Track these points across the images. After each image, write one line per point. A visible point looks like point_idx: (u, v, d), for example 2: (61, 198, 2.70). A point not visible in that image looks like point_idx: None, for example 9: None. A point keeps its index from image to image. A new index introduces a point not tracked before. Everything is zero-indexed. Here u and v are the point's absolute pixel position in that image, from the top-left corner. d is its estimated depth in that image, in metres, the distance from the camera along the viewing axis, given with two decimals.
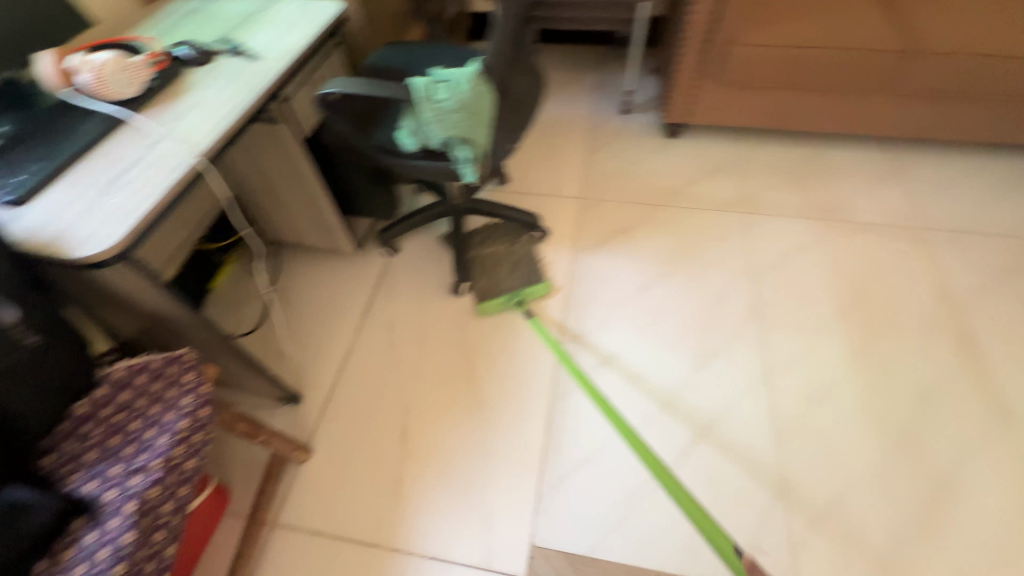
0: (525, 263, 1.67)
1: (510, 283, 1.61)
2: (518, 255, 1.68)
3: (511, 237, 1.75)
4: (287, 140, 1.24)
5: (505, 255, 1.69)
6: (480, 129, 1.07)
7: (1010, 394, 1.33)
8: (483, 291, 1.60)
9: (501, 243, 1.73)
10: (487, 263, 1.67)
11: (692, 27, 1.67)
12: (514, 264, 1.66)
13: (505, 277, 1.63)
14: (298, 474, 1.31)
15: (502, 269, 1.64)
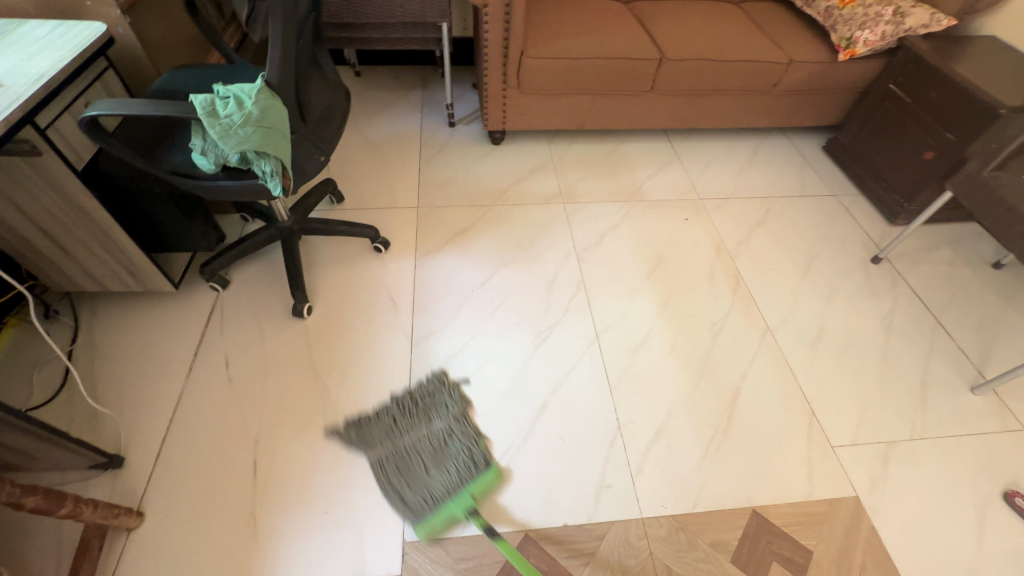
0: (463, 450, 1.33)
1: (447, 484, 1.26)
2: (454, 443, 1.34)
3: (438, 416, 1.39)
4: (55, 172, 1.11)
5: (437, 447, 1.32)
6: (277, 143, 1.07)
7: (769, 316, 1.71)
8: (419, 502, 1.23)
9: (424, 426, 1.37)
10: (412, 459, 1.30)
11: (489, 44, 1.86)
12: (448, 458, 1.31)
13: (445, 478, 1.28)
14: (127, 543, 1.16)
15: (434, 466, 1.29)
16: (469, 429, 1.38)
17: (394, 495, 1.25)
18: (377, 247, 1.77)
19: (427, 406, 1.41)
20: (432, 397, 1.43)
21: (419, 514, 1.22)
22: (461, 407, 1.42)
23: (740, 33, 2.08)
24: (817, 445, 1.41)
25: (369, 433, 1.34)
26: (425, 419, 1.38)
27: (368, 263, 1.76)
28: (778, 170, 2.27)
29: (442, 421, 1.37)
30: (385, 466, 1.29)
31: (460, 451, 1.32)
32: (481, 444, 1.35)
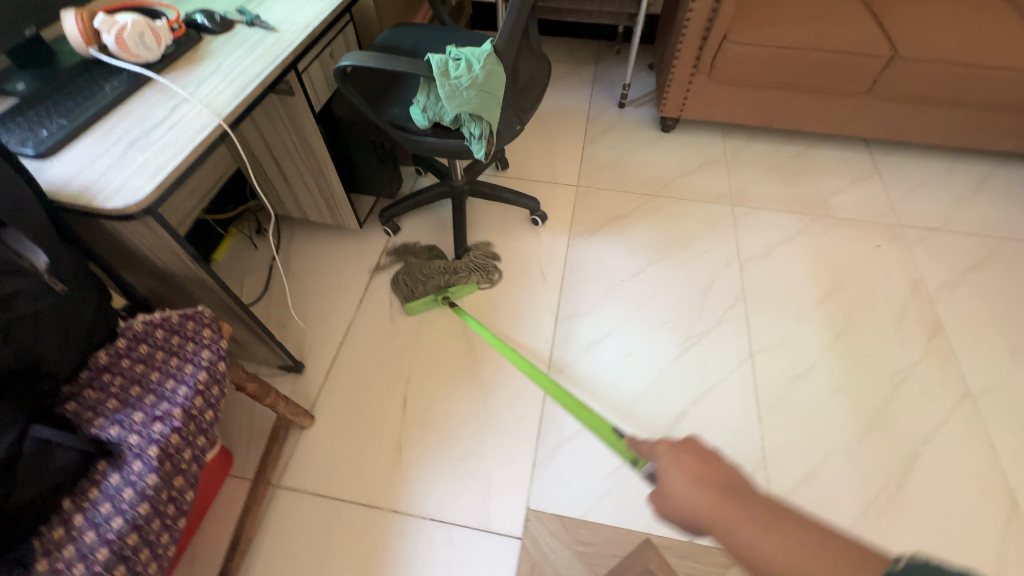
0: (459, 267, 1.65)
1: (436, 279, 1.62)
2: (455, 261, 1.66)
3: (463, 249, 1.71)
4: (300, 112, 1.27)
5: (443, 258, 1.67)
6: (491, 107, 1.11)
7: (971, 378, 1.44)
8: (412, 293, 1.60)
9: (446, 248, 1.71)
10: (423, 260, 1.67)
11: (690, 25, 1.75)
12: (444, 268, 1.64)
13: (434, 276, 1.63)
14: (300, 439, 1.34)
15: (433, 270, 1.64)
16: (474, 260, 1.67)
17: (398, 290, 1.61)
18: (534, 219, 1.80)
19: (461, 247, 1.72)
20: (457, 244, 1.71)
21: (408, 290, 1.60)
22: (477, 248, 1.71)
23: (1005, 34, 1.70)
24: (1013, 546, 1.18)
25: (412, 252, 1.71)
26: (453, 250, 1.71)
27: (523, 234, 1.80)
28: (1012, 206, 1.87)
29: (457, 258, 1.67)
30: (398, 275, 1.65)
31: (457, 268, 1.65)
32: (476, 269, 1.65)
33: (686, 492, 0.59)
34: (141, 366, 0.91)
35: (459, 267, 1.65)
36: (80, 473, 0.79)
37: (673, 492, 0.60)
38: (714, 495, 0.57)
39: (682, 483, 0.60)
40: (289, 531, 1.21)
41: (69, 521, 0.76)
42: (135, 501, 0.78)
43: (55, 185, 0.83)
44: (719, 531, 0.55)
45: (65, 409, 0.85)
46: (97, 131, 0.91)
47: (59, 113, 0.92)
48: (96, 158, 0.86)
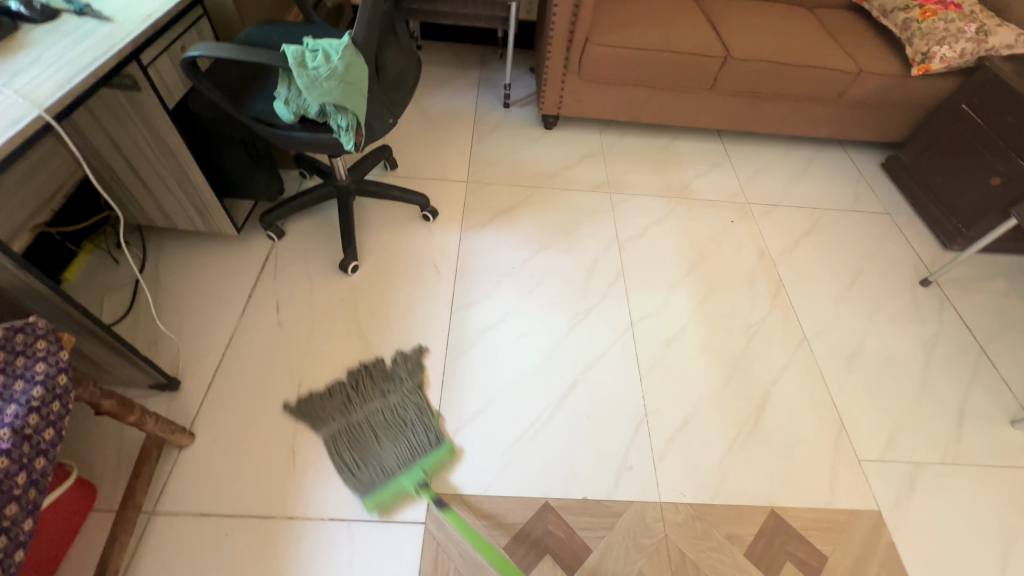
0: (415, 425, 1.34)
1: (399, 458, 1.28)
2: (402, 416, 1.35)
3: (386, 383, 1.42)
4: (150, 109, 1.19)
5: (388, 420, 1.34)
6: (356, 99, 1.13)
7: (807, 326, 1.70)
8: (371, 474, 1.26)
9: (382, 397, 1.38)
10: (363, 434, 1.31)
11: (556, 29, 1.89)
12: (399, 430, 1.33)
13: (394, 450, 1.30)
14: (178, 459, 1.24)
15: (385, 439, 1.31)
16: (423, 406, 1.38)
17: (344, 469, 1.26)
18: (426, 215, 1.82)
19: (376, 372, 1.43)
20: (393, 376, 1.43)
21: (369, 485, 1.24)
22: (415, 381, 1.43)
23: (810, 39, 2.04)
24: (842, 459, 1.41)
25: (318, 407, 1.35)
26: (369, 382, 1.41)
27: (416, 230, 1.81)
28: (832, 183, 2.23)
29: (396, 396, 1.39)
30: (338, 442, 1.30)
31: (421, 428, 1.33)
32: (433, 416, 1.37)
33: None
34: None
35: (413, 419, 1.35)
36: None
37: None
38: None
39: None
40: (167, 557, 1.12)
41: None
42: None
43: None
44: None
45: None
46: None
47: None
48: None
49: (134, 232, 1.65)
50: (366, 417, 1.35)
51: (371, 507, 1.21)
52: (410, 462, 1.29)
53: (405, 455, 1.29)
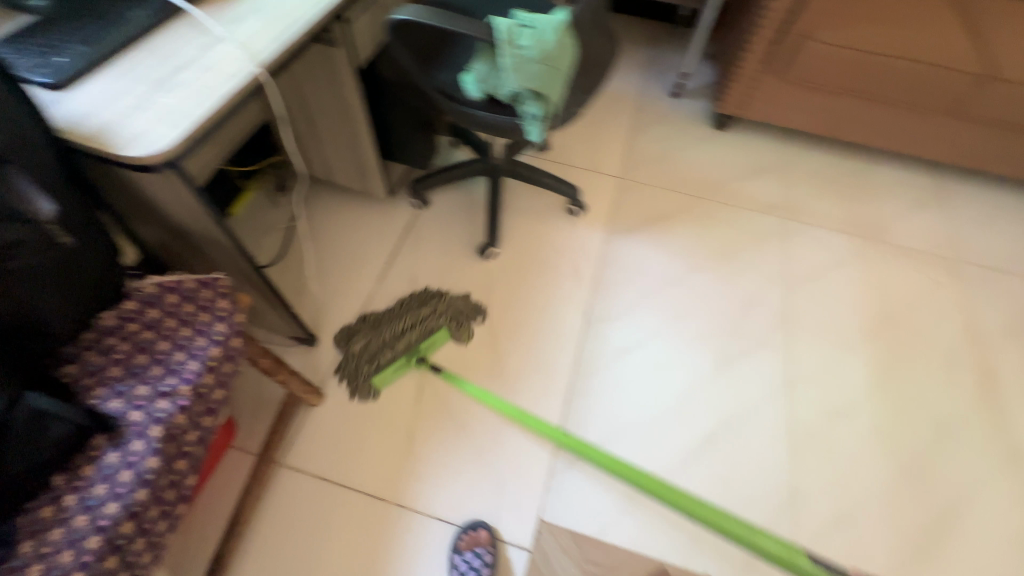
0: (427, 324, 1.41)
1: (400, 343, 1.38)
2: (421, 316, 1.42)
3: (412, 300, 1.46)
4: (342, 67, 1.15)
5: (404, 319, 1.42)
6: (556, 85, 0.98)
7: (1021, 437, 1.35)
8: (376, 359, 1.35)
9: (408, 316, 1.42)
10: (377, 338, 1.38)
11: (770, 16, 1.59)
12: (413, 328, 1.40)
13: (402, 338, 1.39)
14: (309, 416, 1.28)
15: (397, 332, 1.40)
16: (441, 313, 1.44)
17: (354, 362, 1.35)
18: (572, 209, 1.68)
19: (413, 297, 1.47)
20: (423, 294, 1.47)
21: (374, 365, 1.34)
22: (439, 293, 1.48)
23: None
24: None
25: (352, 328, 1.40)
26: (399, 301, 1.46)
27: (559, 223, 1.69)
28: None
29: (418, 308, 1.44)
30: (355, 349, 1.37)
31: (425, 319, 1.42)
32: (447, 322, 1.43)
33: None
34: (148, 332, 0.83)
35: (429, 321, 1.42)
36: (75, 447, 0.72)
37: None
38: None
39: None
40: (288, 512, 1.16)
41: (59, 500, 0.69)
42: (132, 485, 0.71)
43: (67, 123, 0.72)
44: None
45: (61, 372, 0.78)
46: (119, 66, 0.80)
47: (78, 39, 0.81)
48: (116, 95, 0.76)
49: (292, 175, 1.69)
50: (388, 312, 1.44)
51: (374, 383, 1.31)
52: (409, 345, 1.38)
53: (412, 341, 1.38)
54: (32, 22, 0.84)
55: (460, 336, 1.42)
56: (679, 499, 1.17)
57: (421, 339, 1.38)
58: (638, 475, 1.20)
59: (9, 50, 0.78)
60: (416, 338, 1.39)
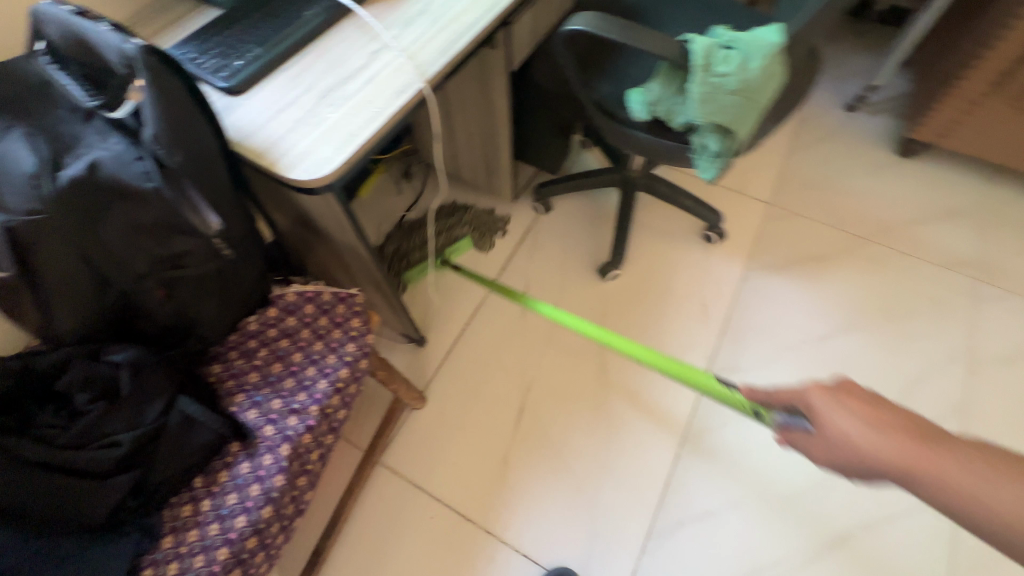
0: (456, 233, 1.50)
1: (427, 245, 1.47)
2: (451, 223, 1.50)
3: (443, 210, 1.53)
4: (495, 69, 1.07)
5: (432, 225, 1.50)
6: (748, 120, 0.82)
7: None
8: (405, 258, 1.46)
9: (437, 223, 1.51)
10: (408, 241, 1.48)
11: (1020, 29, 1.24)
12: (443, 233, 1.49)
13: (431, 241, 1.48)
14: (409, 418, 1.28)
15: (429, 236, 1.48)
16: (469, 223, 1.52)
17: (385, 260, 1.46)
18: (709, 236, 1.50)
19: (441, 208, 1.54)
20: (451, 205, 1.54)
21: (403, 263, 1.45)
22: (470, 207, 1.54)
23: None
24: None
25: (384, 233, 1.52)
26: (428, 211, 1.54)
27: (690, 249, 1.52)
28: None
29: (445, 217, 1.52)
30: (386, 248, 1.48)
31: (452, 226, 1.50)
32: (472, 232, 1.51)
33: (867, 437, 0.54)
34: (285, 342, 0.83)
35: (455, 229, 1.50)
36: (213, 453, 0.74)
37: (842, 432, 0.56)
38: (913, 443, 0.52)
39: (854, 425, 0.56)
40: (381, 512, 1.17)
41: (197, 502, 0.72)
42: (258, 501, 0.72)
43: (238, 132, 0.71)
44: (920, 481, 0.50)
45: (208, 371, 0.81)
46: (289, 70, 0.77)
47: (253, 40, 0.79)
48: (285, 105, 0.73)
49: (414, 161, 1.65)
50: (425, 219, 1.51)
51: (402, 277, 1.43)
52: (437, 247, 1.48)
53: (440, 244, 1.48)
54: (209, 19, 0.83)
55: (483, 244, 1.50)
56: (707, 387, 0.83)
57: (447, 244, 1.48)
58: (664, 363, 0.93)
59: (191, 48, 0.78)
60: (443, 243, 1.48)
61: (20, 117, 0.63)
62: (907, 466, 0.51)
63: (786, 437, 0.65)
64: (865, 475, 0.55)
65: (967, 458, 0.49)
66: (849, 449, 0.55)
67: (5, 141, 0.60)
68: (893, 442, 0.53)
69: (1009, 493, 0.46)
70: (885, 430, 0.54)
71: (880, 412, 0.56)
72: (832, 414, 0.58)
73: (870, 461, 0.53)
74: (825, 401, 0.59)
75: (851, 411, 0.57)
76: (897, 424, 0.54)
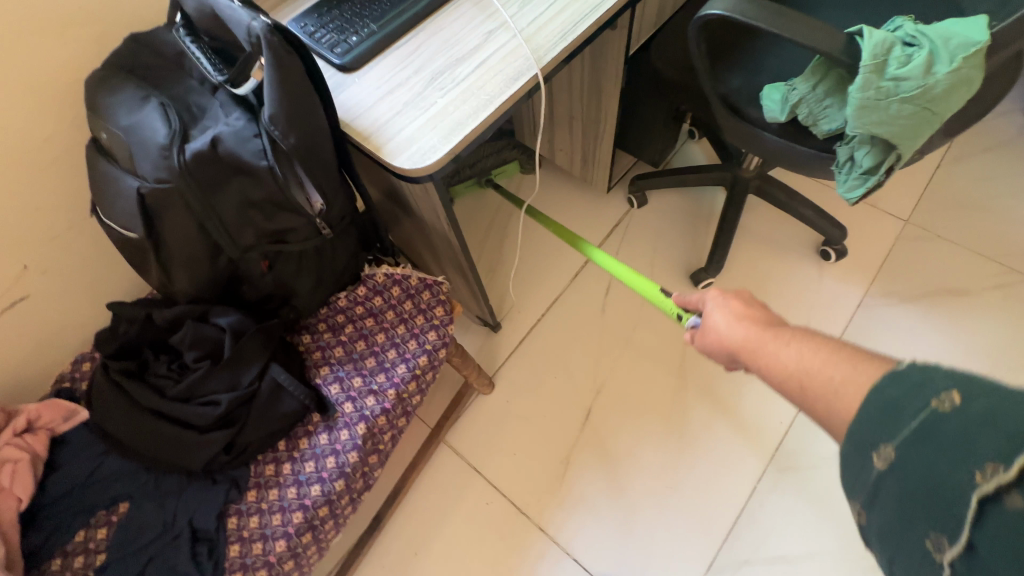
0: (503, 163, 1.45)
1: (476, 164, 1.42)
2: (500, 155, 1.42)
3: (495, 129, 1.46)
4: (611, 52, 0.98)
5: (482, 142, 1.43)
6: (921, 136, 0.68)
7: None
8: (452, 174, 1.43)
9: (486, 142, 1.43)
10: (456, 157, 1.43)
11: None
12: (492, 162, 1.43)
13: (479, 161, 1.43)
14: (476, 402, 1.28)
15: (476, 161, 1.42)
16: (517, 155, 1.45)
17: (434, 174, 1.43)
18: (825, 252, 1.33)
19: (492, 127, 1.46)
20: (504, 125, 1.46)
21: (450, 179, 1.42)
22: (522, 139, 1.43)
23: None
24: None
25: None
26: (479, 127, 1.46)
27: (799, 265, 1.36)
28: None
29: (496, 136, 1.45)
30: None
31: (501, 146, 1.43)
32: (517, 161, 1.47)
33: (728, 325, 0.58)
34: (370, 321, 0.84)
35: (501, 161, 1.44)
36: (297, 420, 0.77)
37: (715, 327, 0.60)
38: (755, 328, 0.55)
39: (724, 318, 0.59)
40: (439, 489, 1.20)
41: (279, 464, 0.76)
42: (333, 474, 0.75)
43: (347, 112, 0.70)
44: (751, 358, 0.54)
45: (299, 339, 0.84)
46: (402, 49, 0.75)
47: (370, 14, 0.77)
48: (394, 87, 0.71)
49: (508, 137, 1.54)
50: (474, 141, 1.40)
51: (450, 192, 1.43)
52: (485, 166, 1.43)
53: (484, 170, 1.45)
54: None
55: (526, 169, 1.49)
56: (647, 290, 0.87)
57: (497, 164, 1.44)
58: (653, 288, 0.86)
59: (311, 21, 0.77)
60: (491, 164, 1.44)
61: (160, 88, 0.66)
62: (746, 346, 0.55)
63: (691, 335, 0.69)
64: (737, 360, 0.57)
65: (797, 333, 0.51)
66: (719, 343, 0.59)
67: (144, 109, 0.64)
68: (742, 330, 0.56)
69: (801, 351, 0.49)
70: (739, 318, 0.57)
71: (752, 308, 0.58)
72: (712, 309, 0.62)
73: (731, 347, 0.57)
74: (716, 300, 0.63)
75: (727, 308, 0.60)
76: (757, 316, 0.57)
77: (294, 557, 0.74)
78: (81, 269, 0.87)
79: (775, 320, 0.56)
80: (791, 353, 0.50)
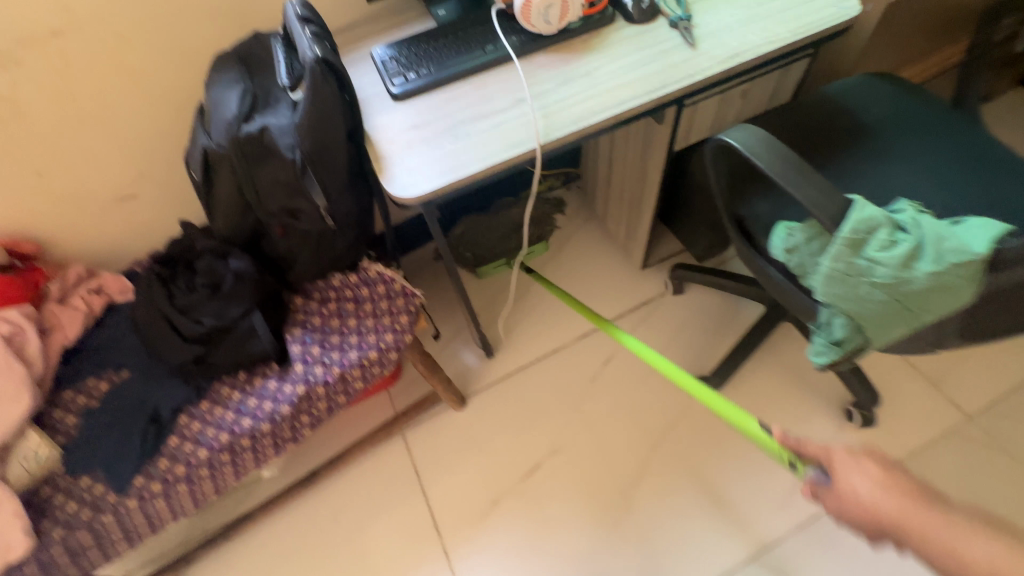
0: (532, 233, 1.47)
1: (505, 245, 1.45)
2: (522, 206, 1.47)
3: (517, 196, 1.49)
4: (657, 143, 1.00)
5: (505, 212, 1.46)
6: (894, 328, 0.63)
7: None
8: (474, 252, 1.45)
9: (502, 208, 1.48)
10: (482, 229, 1.46)
11: None
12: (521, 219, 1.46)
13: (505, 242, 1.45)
14: (443, 413, 1.35)
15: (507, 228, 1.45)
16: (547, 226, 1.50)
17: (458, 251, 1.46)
18: (850, 413, 1.20)
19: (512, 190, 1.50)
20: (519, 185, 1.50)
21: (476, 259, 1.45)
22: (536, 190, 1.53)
23: None
24: None
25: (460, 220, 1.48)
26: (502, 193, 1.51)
27: (816, 415, 1.23)
28: None
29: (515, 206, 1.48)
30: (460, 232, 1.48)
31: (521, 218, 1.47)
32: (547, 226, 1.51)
33: (871, 493, 0.56)
34: (350, 305, 0.97)
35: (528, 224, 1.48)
36: (260, 362, 0.92)
37: (851, 495, 0.57)
38: (911, 501, 0.53)
39: (864, 484, 0.57)
40: (379, 475, 1.30)
41: (232, 389, 0.91)
42: (265, 415, 0.88)
43: (376, 133, 0.83)
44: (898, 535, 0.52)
45: (292, 300, 0.98)
46: (445, 94, 0.86)
47: (435, 58, 0.90)
48: (421, 125, 0.82)
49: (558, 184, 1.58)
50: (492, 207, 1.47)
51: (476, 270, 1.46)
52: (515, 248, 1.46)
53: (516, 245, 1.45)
54: (422, 29, 0.96)
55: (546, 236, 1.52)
56: (744, 422, 0.79)
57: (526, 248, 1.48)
58: (635, 344, 1.07)
59: (389, 52, 0.92)
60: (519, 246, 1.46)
61: (252, 76, 0.85)
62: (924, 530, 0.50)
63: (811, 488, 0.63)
64: (886, 535, 0.54)
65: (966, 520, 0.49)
66: (861, 510, 0.56)
67: (232, 90, 0.82)
68: (893, 503, 0.54)
69: (988, 546, 0.47)
70: (893, 491, 0.54)
71: (892, 474, 0.56)
72: (851, 474, 0.58)
73: (882, 520, 0.54)
74: (846, 460, 0.60)
75: (866, 471, 0.57)
76: (906, 487, 0.54)
77: (210, 468, 0.88)
78: (168, 186, 1.10)
79: (932, 493, 0.54)
80: (981, 551, 0.47)
